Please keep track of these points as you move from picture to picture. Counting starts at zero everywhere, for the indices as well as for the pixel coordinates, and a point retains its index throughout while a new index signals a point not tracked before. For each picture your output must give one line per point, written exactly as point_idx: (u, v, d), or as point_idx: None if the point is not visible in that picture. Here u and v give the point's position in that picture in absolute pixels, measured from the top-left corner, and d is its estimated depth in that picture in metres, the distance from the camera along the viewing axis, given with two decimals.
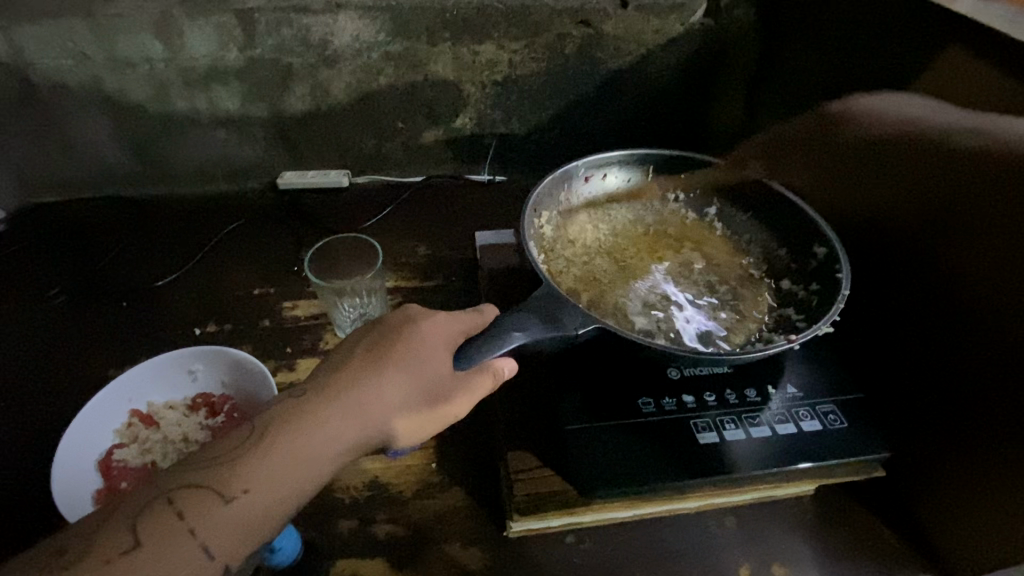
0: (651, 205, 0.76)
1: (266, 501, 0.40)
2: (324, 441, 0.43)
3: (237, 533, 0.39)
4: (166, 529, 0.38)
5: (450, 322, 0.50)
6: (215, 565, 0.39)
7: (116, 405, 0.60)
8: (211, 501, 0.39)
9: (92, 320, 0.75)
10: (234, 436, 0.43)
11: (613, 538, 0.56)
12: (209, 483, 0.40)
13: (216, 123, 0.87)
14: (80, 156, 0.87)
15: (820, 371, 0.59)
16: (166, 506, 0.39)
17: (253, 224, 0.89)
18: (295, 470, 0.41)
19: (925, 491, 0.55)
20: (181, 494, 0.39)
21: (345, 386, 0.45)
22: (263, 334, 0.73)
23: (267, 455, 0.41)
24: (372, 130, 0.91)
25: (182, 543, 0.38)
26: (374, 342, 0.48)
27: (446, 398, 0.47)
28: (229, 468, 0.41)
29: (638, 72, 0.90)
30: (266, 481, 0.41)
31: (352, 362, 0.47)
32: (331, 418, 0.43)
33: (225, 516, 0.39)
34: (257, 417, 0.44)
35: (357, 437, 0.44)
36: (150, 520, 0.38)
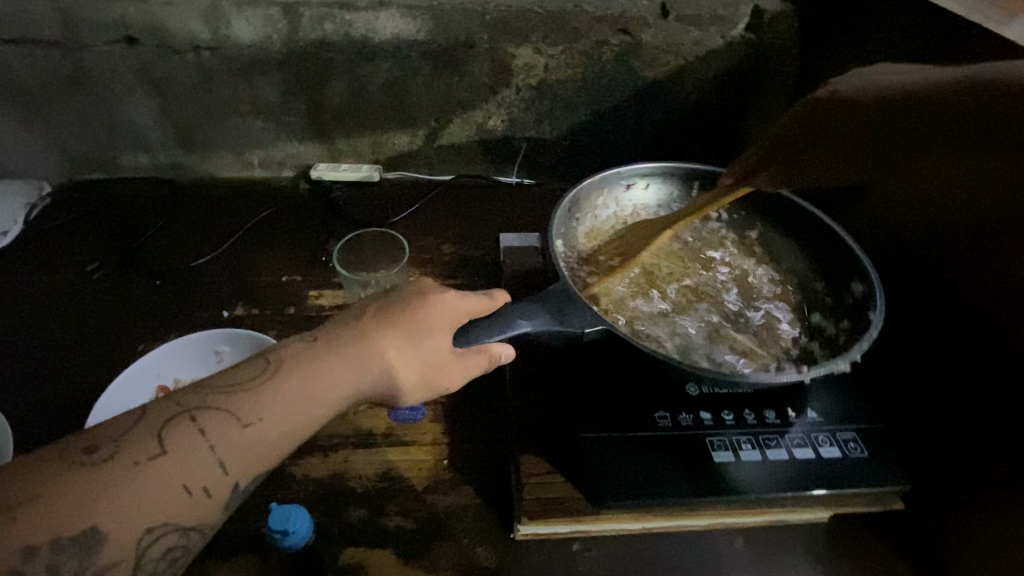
0: (691, 223, 0.76)
1: (280, 429, 0.41)
2: (332, 383, 0.43)
3: (252, 455, 0.40)
4: (188, 443, 0.39)
5: (459, 301, 0.50)
6: (228, 480, 0.40)
7: (147, 378, 0.62)
8: (230, 422, 0.40)
9: (126, 296, 0.78)
10: (255, 366, 0.43)
11: (619, 549, 0.56)
12: (229, 405, 0.41)
13: (255, 112, 0.89)
14: (124, 137, 0.90)
15: (843, 398, 0.57)
16: (189, 422, 0.40)
17: (285, 212, 0.91)
18: (308, 402, 0.42)
19: (945, 528, 0.53)
20: (203, 412, 0.40)
21: (358, 340, 0.46)
22: (287, 320, 0.75)
23: (284, 387, 0.42)
24: (405, 126, 0.92)
25: (201, 456, 0.39)
26: (381, 307, 0.48)
27: (443, 372, 0.48)
28: (249, 394, 0.41)
29: (673, 83, 0.89)
30: (281, 409, 0.41)
31: (357, 324, 0.47)
32: (345, 362, 0.44)
33: (241, 438, 0.40)
34: (271, 351, 0.45)
35: (360, 387, 0.45)
36: (173, 432, 0.39)
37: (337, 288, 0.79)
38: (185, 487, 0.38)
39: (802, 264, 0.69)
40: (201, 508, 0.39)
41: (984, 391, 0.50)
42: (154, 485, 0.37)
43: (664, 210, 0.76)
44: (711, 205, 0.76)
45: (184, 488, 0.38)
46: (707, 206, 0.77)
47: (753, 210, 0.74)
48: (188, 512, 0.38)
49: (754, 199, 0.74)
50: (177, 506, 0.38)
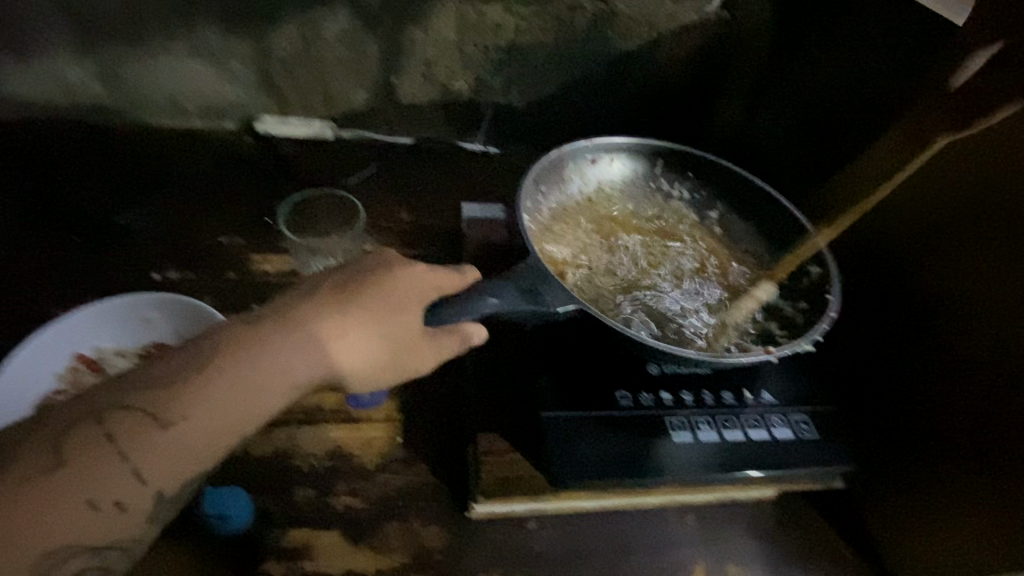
0: (654, 200, 0.73)
1: (206, 431, 0.36)
2: (273, 371, 0.38)
3: (172, 461, 0.35)
4: (93, 452, 0.34)
5: (428, 274, 0.46)
6: (146, 491, 0.35)
7: (60, 346, 0.56)
8: (145, 424, 0.35)
9: (37, 255, 0.69)
10: (179, 358, 0.38)
11: (575, 527, 0.56)
12: (144, 405, 0.36)
13: (192, 54, 0.80)
14: (33, 71, 0.78)
15: (795, 381, 0.59)
16: (95, 427, 0.35)
17: (226, 169, 0.83)
18: (241, 399, 0.37)
19: (879, 504, 0.57)
20: (112, 415, 0.35)
21: (306, 323, 0.41)
22: (228, 287, 0.69)
23: (209, 382, 0.37)
24: (363, 82, 0.85)
25: (110, 466, 0.34)
26: (342, 281, 0.44)
27: (413, 352, 0.44)
28: (167, 392, 0.36)
29: (646, 57, 0.87)
30: (207, 408, 0.36)
31: (311, 300, 0.42)
32: (288, 351, 0.39)
33: (159, 442, 0.35)
34: (202, 338, 0.39)
35: (309, 376, 0.40)
36: (75, 440, 0.34)
37: (285, 253, 0.73)
38: (91, 501, 0.34)
39: (763, 247, 0.69)
40: (115, 524, 0.34)
41: (929, 374, 0.53)
42: (53, 502, 0.33)
43: (629, 183, 0.73)
44: (677, 181, 0.73)
45: (89, 504, 0.33)
46: (670, 185, 0.73)
47: (716, 190, 0.72)
48: (98, 528, 0.34)
49: (720, 180, 0.72)
50: (83, 524, 0.33)
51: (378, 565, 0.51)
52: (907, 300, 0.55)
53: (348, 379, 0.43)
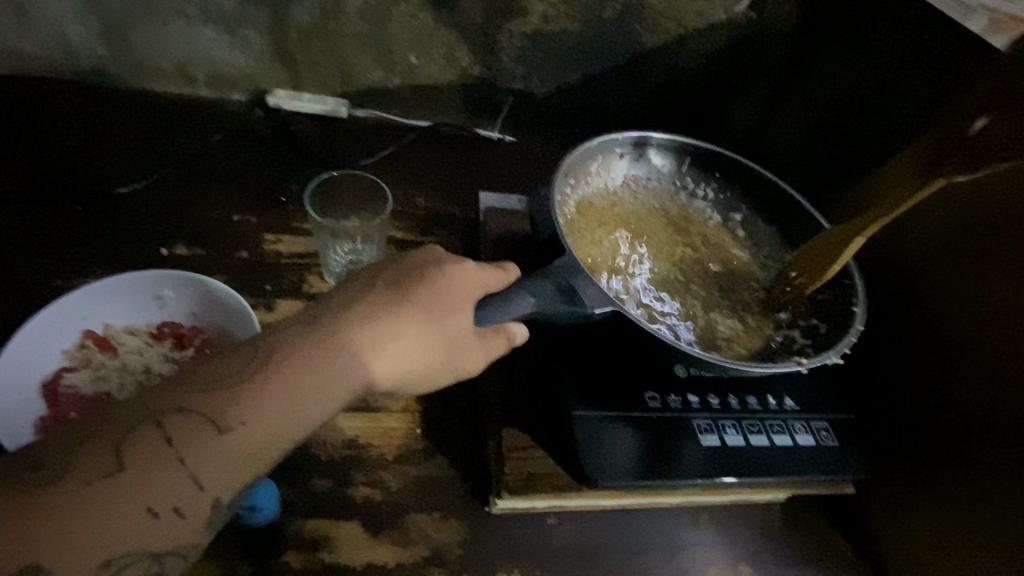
0: (677, 198, 0.73)
1: (267, 435, 0.35)
2: (332, 375, 0.37)
3: (234, 467, 0.34)
4: (152, 456, 0.32)
5: (474, 272, 0.45)
6: (205, 497, 0.33)
7: (68, 321, 0.53)
8: (205, 428, 0.33)
9: (39, 222, 0.66)
10: (233, 360, 0.36)
11: (593, 525, 0.55)
12: (201, 408, 0.34)
13: (204, 19, 0.76)
14: (36, 27, 0.74)
15: (814, 388, 0.60)
16: (152, 429, 0.33)
17: (235, 142, 0.79)
18: (302, 403, 0.36)
19: (890, 511, 0.58)
20: (170, 417, 0.33)
21: (358, 321, 0.39)
22: (240, 266, 0.66)
23: (271, 385, 0.35)
24: (382, 60, 0.82)
25: (168, 471, 0.32)
26: (396, 277, 0.43)
27: (464, 351, 0.43)
28: (227, 394, 0.34)
29: (672, 54, 0.85)
30: (267, 411, 0.35)
31: (363, 297, 0.41)
32: (344, 351, 0.38)
33: (219, 447, 0.33)
34: (259, 339, 0.38)
35: (366, 380, 0.39)
36: (133, 443, 0.32)
37: (300, 235, 0.71)
38: (150, 508, 0.31)
39: (785, 253, 0.69)
40: (173, 532, 0.32)
41: (949, 386, 0.53)
42: (112, 509, 0.30)
43: (654, 181, 0.73)
44: (701, 181, 0.73)
45: (148, 511, 0.31)
46: (694, 184, 0.73)
47: (740, 191, 0.72)
48: (157, 536, 0.31)
49: (742, 182, 0.72)
50: (141, 532, 0.31)
51: (399, 558, 0.50)
52: (931, 311, 0.56)
53: (397, 381, 0.41)
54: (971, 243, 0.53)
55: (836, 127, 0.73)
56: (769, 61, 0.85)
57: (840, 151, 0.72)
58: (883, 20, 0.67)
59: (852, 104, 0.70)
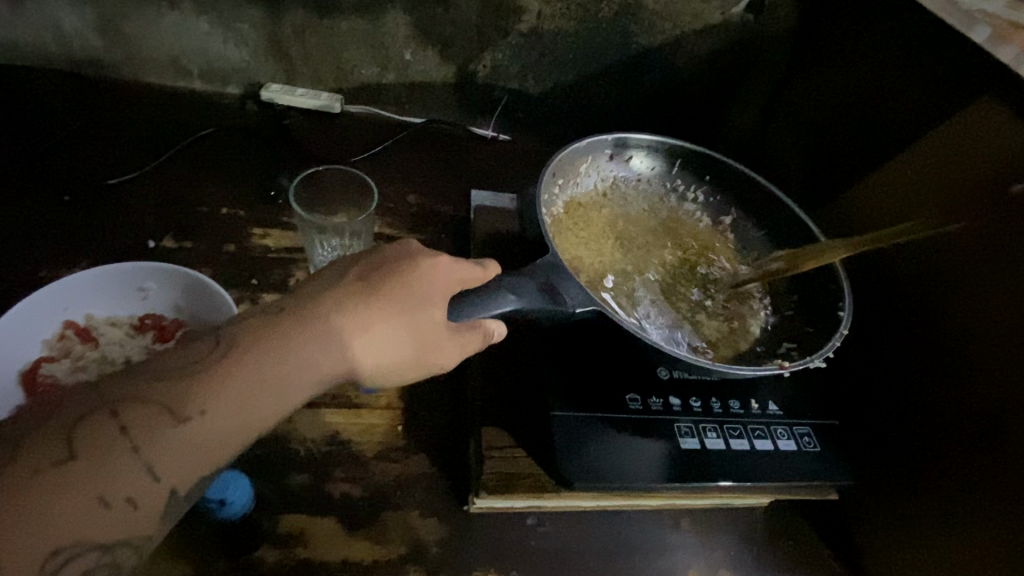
0: (668, 200, 0.73)
1: (227, 425, 0.34)
2: (296, 367, 0.37)
3: (191, 457, 0.33)
4: (105, 445, 0.32)
5: (452, 266, 0.45)
6: (160, 487, 0.33)
7: (48, 309, 0.53)
8: (161, 418, 0.33)
9: (27, 211, 0.66)
10: (194, 349, 0.36)
11: (571, 525, 0.55)
12: (158, 397, 0.33)
13: (199, 11, 0.76)
14: (31, 16, 0.74)
15: (798, 394, 0.59)
16: (107, 418, 0.32)
17: (228, 135, 0.79)
18: (264, 394, 0.36)
19: (872, 518, 0.57)
20: (126, 407, 0.33)
21: (330, 316, 0.39)
22: (227, 260, 0.66)
23: (232, 376, 0.35)
24: (376, 56, 0.82)
25: (122, 461, 0.32)
26: (368, 270, 0.43)
27: (436, 348, 0.43)
28: (185, 384, 0.34)
29: (668, 55, 0.85)
30: (227, 402, 0.35)
31: (335, 291, 0.41)
32: (310, 343, 0.38)
33: (176, 437, 0.33)
34: (221, 330, 0.38)
35: (331, 371, 0.39)
36: (86, 431, 0.32)
37: (288, 229, 0.71)
38: (102, 498, 0.31)
39: (775, 257, 0.69)
40: (125, 522, 0.32)
41: (934, 394, 0.53)
42: (61, 498, 0.30)
43: (644, 182, 0.73)
44: (693, 183, 0.73)
45: (101, 501, 0.31)
46: (686, 186, 0.73)
47: (730, 194, 0.72)
48: (109, 526, 0.31)
49: (734, 185, 0.72)
50: (91, 523, 0.31)
51: (374, 556, 0.49)
52: (918, 318, 0.55)
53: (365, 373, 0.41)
54: (960, 252, 0.52)
55: (830, 131, 0.73)
56: (765, 63, 0.85)
57: (832, 155, 0.72)
58: (879, 23, 0.66)
59: (846, 108, 0.70)
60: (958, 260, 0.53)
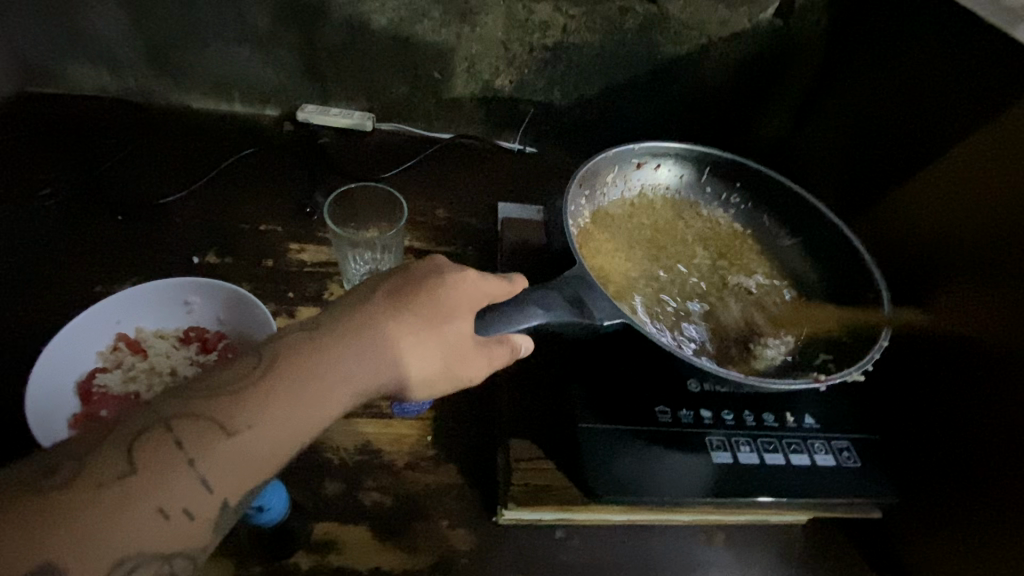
0: (697, 208, 0.72)
1: (272, 437, 0.36)
2: (335, 382, 0.38)
3: (241, 468, 0.35)
4: (162, 459, 0.33)
5: (479, 281, 0.46)
6: (214, 499, 0.34)
7: (103, 324, 0.56)
8: (213, 432, 0.34)
9: (83, 231, 0.70)
10: (238, 366, 0.38)
11: (602, 540, 0.55)
12: (209, 412, 0.35)
13: (240, 39, 0.80)
14: (89, 49, 0.80)
15: (835, 406, 0.57)
16: (163, 434, 0.34)
17: (266, 155, 0.83)
18: (307, 406, 0.37)
19: (920, 540, 0.55)
20: (180, 423, 0.34)
21: (364, 332, 0.41)
22: (264, 274, 0.69)
23: (276, 389, 0.37)
24: (405, 75, 0.85)
25: (178, 474, 0.33)
26: (399, 285, 0.44)
27: (464, 359, 0.44)
28: (234, 398, 0.36)
29: (695, 63, 0.84)
30: (273, 415, 0.36)
31: (369, 305, 0.42)
32: (346, 358, 0.39)
33: (226, 450, 0.34)
34: (264, 346, 0.39)
35: (368, 385, 0.40)
36: (144, 446, 0.33)
37: (322, 244, 0.73)
38: (161, 510, 0.33)
39: (806, 264, 0.67)
40: (183, 532, 0.33)
41: (980, 409, 0.50)
42: (125, 511, 0.32)
43: (673, 192, 0.72)
44: (723, 191, 0.72)
45: (160, 512, 0.33)
46: (715, 195, 0.72)
47: (762, 202, 0.71)
48: (168, 536, 0.33)
49: (763, 192, 0.70)
50: (153, 534, 0.32)
51: (405, 565, 0.50)
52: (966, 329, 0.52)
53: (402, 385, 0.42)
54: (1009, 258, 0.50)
55: (866, 137, 0.71)
56: (796, 69, 0.83)
57: (869, 162, 0.70)
58: (915, 25, 0.64)
59: (882, 112, 0.68)
60: (1006, 267, 0.50)
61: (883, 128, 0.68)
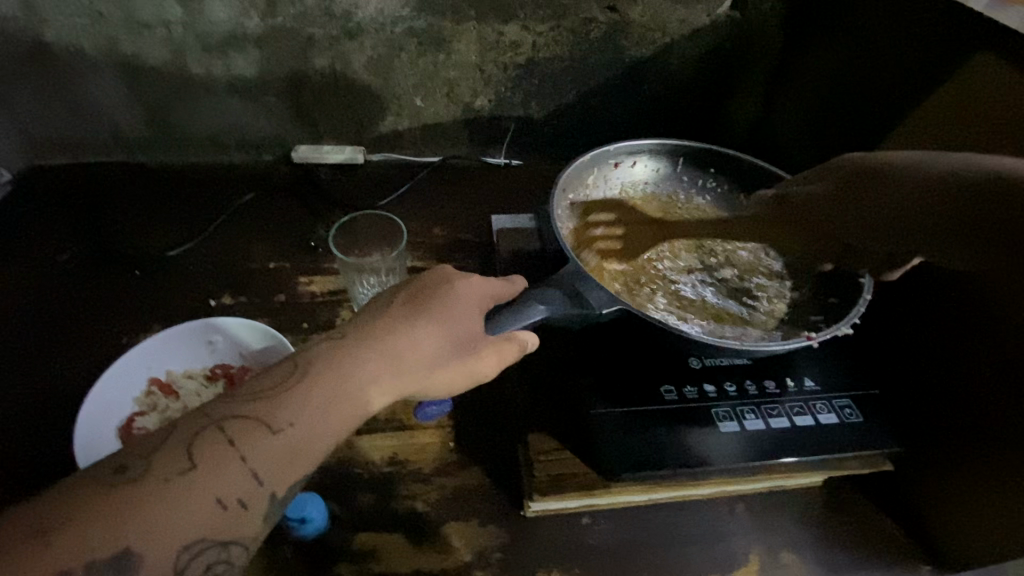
0: (677, 198, 0.76)
1: (313, 434, 0.39)
2: (363, 381, 0.42)
3: (286, 463, 0.38)
4: (216, 455, 0.37)
5: (483, 285, 0.50)
6: (263, 491, 0.38)
7: (138, 368, 0.60)
8: (260, 429, 0.38)
9: (104, 288, 0.74)
10: (277, 373, 0.41)
11: (627, 523, 0.57)
12: (256, 413, 0.39)
13: (232, 92, 0.85)
14: (93, 117, 0.85)
15: (831, 369, 0.60)
16: (216, 433, 0.37)
17: (268, 198, 0.87)
18: (341, 404, 0.41)
19: (930, 489, 0.57)
20: (230, 423, 0.38)
21: (385, 335, 0.44)
22: (279, 309, 0.72)
23: (313, 389, 0.40)
24: (390, 106, 0.89)
25: (231, 468, 0.37)
26: (413, 294, 0.48)
27: (477, 354, 0.47)
28: (277, 399, 0.39)
29: (661, 62, 0.89)
30: (313, 412, 0.39)
31: (389, 312, 0.46)
32: (370, 359, 0.43)
33: (273, 445, 0.38)
34: (298, 354, 0.43)
35: (392, 383, 0.43)
36: (201, 444, 0.37)
37: (330, 273, 0.77)
38: (220, 501, 0.36)
39: None
40: (239, 521, 0.37)
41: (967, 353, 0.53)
42: (187, 502, 0.35)
43: (651, 186, 0.76)
44: (699, 178, 0.75)
45: (218, 503, 0.36)
46: (692, 182, 0.76)
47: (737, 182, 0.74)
48: (226, 525, 0.36)
49: (739, 173, 0.74)
50: (212, 522, 0.36)
51: (442, 564, 0.52)
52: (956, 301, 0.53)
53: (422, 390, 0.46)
54: None
55: (834, 111, 0.74)
56: (757, 56, 0.87)
57: (837, 134, 0.73)
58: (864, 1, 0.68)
59: (844, 87, 0.72)
60: None
61: (847, 100, 0.72)
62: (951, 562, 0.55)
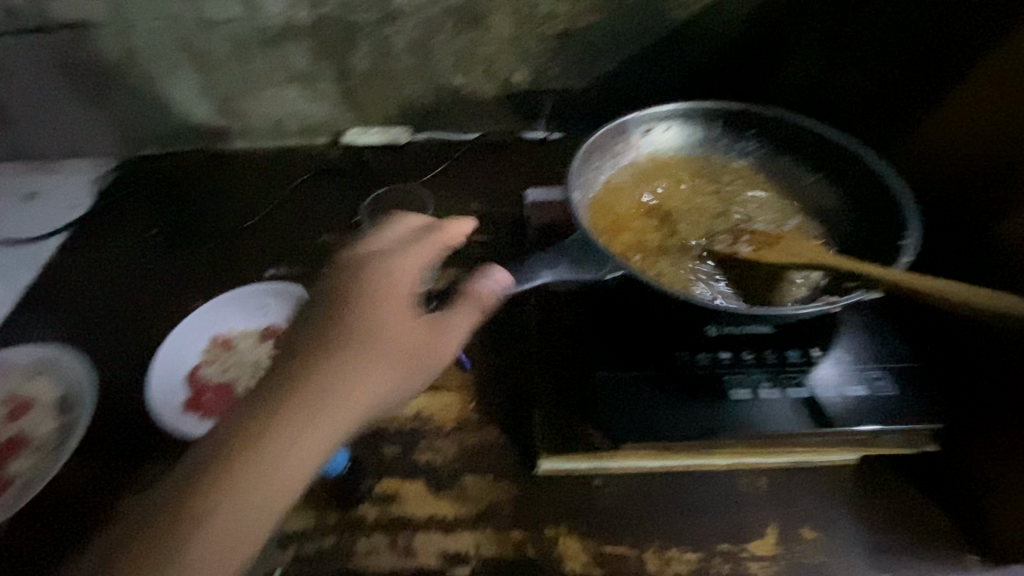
0: (713, 161, 0.72)
1: (315, 445, 0.44)
2: (349, 388, 0.45)
3: (297, 474, 0.43)
4: (233, 485, 0.42)
5: (410, 257, 0.53)
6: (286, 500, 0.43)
7: (202, 327, 0.69)
8: (262, 452, 0.42)
9: (183, 260, 0.85)
10: (266, 397, 0.44)
11: (640, 487, 0.57)
12: (256, 439, 0.43)
13: (290, 80, 0.92)
14: (176, 110, 0.96)
15: (868, 339, 0.57)
16: (225, 465, 0.42)
17: (323, 178, 0.95)
18: (334, 414, 0.44)
19: (980, 473, 0.52)
20: (234, 452, 0.42)
21: (357, 338, 0.47)
22: (326, 278, 0.79)
23: (301, 409, 0.44)
24: (431, 87, 0.93)
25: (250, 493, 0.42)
26: (349, 285, 0.50)
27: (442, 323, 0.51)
28: (272, 424, 0.43)
29: (705, 24, 0.85)
30: (309, 428, 0.44)
31: (353, 314, 0.48)
32: (351, 367, 0.46)
33: (279, 464, 0.42)
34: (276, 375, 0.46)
35: (381, 384, 0.47)
36: (216, 481, 0.41)
37: None
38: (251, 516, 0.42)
39: (834, 200, 0.66)
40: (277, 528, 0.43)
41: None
42: (226, 531, 0.41)
43: (685, 150, 0.72)
44: (737, 140, 0.71)
45: (248, 519, 0.42)
46: (729, 146, 0.72)
47: (776, 143, 0.70)
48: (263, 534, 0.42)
49: (778, 133, 0.69)
50: (251, 535, 0.42)
51: (457, 512, 0.56)
52: None
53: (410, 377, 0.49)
54: None
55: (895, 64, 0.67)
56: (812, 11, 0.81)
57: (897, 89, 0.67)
58: None
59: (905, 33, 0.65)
60: None
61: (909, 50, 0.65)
62: (1000, 553, 0.50)
